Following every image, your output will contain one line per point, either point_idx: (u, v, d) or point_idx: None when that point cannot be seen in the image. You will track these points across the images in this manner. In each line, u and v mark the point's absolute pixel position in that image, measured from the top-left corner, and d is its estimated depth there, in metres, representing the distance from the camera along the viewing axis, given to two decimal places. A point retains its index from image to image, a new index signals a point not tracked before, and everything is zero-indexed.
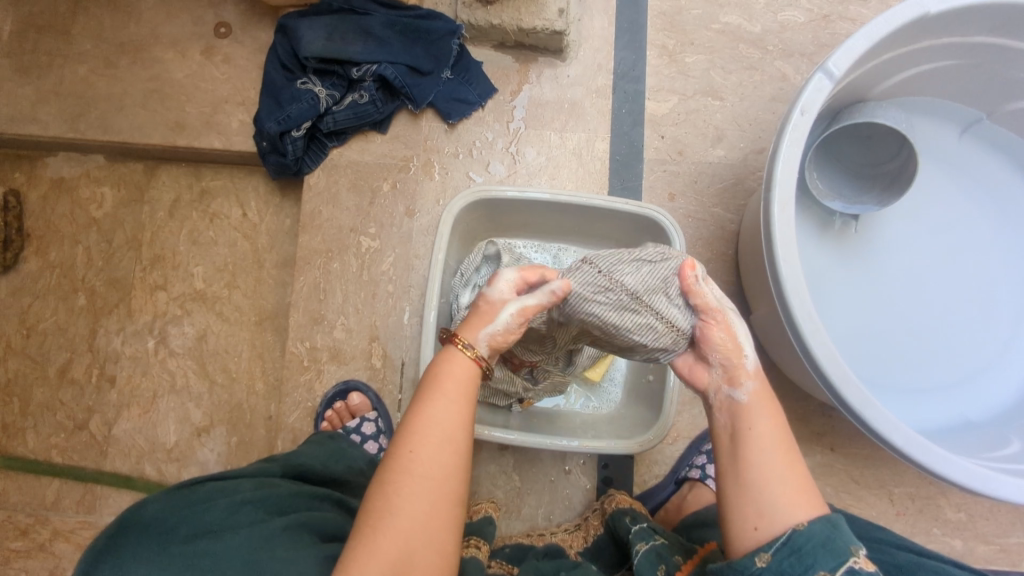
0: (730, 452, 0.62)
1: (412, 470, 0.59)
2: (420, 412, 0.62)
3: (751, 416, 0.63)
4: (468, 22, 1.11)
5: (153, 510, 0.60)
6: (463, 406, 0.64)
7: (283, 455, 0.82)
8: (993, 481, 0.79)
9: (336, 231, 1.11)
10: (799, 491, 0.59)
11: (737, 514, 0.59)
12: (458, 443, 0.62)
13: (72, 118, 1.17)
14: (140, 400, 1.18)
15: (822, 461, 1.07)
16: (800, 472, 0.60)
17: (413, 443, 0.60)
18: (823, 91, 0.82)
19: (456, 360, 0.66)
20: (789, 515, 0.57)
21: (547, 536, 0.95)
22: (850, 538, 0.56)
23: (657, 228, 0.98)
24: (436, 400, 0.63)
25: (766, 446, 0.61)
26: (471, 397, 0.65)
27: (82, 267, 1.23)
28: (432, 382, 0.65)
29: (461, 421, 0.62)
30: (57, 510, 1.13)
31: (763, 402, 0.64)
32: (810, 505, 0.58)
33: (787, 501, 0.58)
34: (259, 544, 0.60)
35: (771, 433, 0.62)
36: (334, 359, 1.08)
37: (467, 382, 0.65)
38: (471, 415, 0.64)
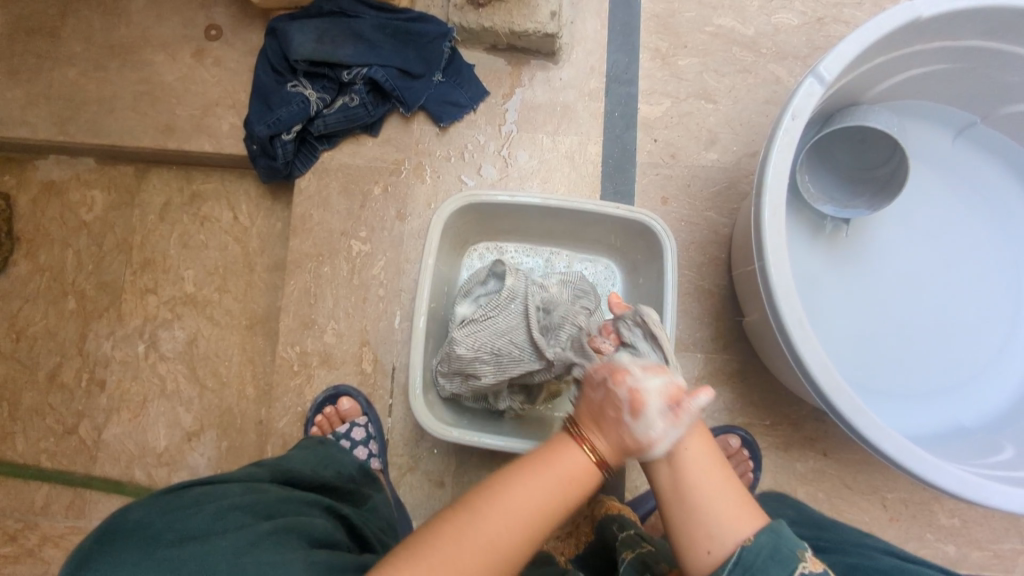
0: (670, 481, 0.61)
1: (488, 540, 0.56)
2: (518, 484, 0.59)
3: (679, 442, 0.62)
4: (459, 24, 1.10)
5: (137, 515, 0.59)
6: (563, 504, 0.60)
7: (272, 459, 0.81)
8: (984, 488, 0.78)
9: (326, 235, 1.11)
10: (738, 508, 0.59)
11: (687, 534, 0.59)
12: (532, 539, 0.58)
13: (61, 120, 1.16)
14: (130, 404, 1.17)
15: (815, 467, 1.06)
16: (734, 488, 0.60)
17: (498, 513, 0.57)
18: (814, 96, 0.81)
19: (578, 459, 0.61)
20: (735, 531, 0.58)
21: (540, 544, 0.95)
22: (796, 543, 0.57)
23: (648, 232, 0.98)
24: (536, 481, 0.59)
25: (702, 469, 0.61)
26: (569, 497, 0.60)
27: (72, 271, 1.22)
28: (546, 461, 0.61)
29: (557, 515, 0.59)
30: (46, 515, 1.12)
31: (695, 431, 0.63)
32: (751, 519, 0.59)
33: (729, 517, 0.58)
34: (246, 548, 0.59)
35: (701, 455, 0.62)
36: (324, 363, 1.08)
37: (577, 482, 0.61)
38: (563, 515, 0.60)
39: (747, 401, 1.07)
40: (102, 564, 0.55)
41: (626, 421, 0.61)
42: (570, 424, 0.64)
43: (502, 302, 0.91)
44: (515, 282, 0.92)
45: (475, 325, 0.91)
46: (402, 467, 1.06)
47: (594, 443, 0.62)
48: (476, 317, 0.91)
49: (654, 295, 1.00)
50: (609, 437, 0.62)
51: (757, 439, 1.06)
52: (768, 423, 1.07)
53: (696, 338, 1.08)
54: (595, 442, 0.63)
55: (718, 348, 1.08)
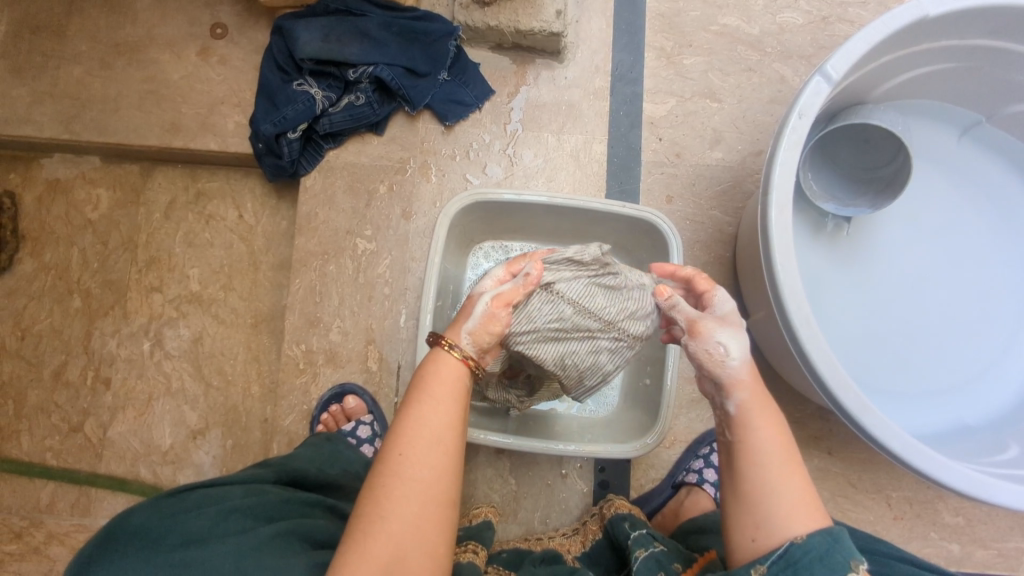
0: (729, 464, 0.61)
1: (400, 470, 0.57)
2: (406, 416, 0.60)
3: (748, 427, 0.61)
4: (465, 23, 1.10)
5: (140, 518, 0.60)
6: (450, 413, 0.60)
7: (277, 459, 0.82)
8: (990, 487, 0.78)
9: (332, 234, 1.11)
10: (797, 503, 0.57)
11: (737, 521, 0.58)
12: (448, 444, 0.59)
13: (67, 119, 1.16)
14: (136, 402, 1.17)
15: (819, 465, 1.07)
16: (801, 480, 0.58)
17: (411, 448, 0.58)
18: (821, 94, 0.81)
19: (445, 361, 0.64)
20: (789, 526, 0.56)
21: (545, 541, 0.96)
22: (851, 552, 0.55)
23: (653, 230, 0.98)
24: (422, 406, 0.60)
25: (767, 459, 0.59)
26: (460, 399, 0.62)
27: (77, 269, 1.22)
28: (420, 385, 0.62)
29: (450, 422, 0.60)
30: (52, 513, 1.12)
31: (761, 411, 0.62)
32: (810, 518, 0.56)
33: (785, 510, 0.56)
34: (249, 551, 0.59)
35: (769, 445, 0.60)
36: (329, 361, 1.08)
37: (458, 385, 0.63)
38: (462, 415, 0.61)
39: None
40: (105, 568, 0.56)
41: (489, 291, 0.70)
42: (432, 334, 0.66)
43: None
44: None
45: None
46: None
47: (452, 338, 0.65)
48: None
49: None
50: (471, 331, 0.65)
51: None
52: None
53: None
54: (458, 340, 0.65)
55: None
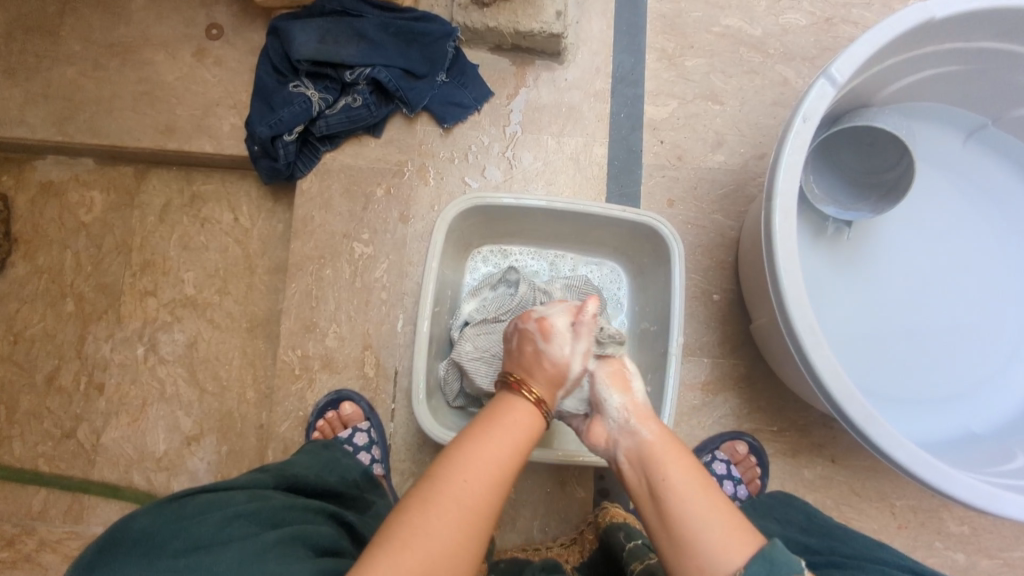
0: (653, 509, 0.61)
1: (456, 493, 0.54)
2: (468, 442, 0.59)
3: (663, 470, 0.62)
4: (463, 24, 1.09)
5: (143, 523, 0.58)
6: (510, 452, 0.60)
7: (278, 465, 0.80)
8: (999, 499, 0.77)
9: (329, 237, 1.09)
10: (727, 534, 0.55)
11: (678, 566, 0.57)
12: (502, 479, 0.57)
13: (60, 120, 1.15)
14: (129, 408, 1.16)
15: (823, 473, 1.05)
16: (727, 511, 0.57)
17: (469, 471, 0.56)
18: (826, 98, 0.80)
19: (522, 406, 0.65)
20: (728, 556, 0.54)
21: (543, 552, 0.94)
22: (791, 565, 0.51)
23: (655, 235, 0.96)
24: (489, 439, 0.59)
25: (688, 498, 0.59)
26: (523, 440, 0.62)
27: (71, 272, 1.21)
28: (489, 416, 0.63)
29: (510, 462, 0.59)
30: (44, 520, 1.11)
31: (670, 450, 0.64)
32: (744, 544, 0.54)
33: (720, 545, 0.55)
34: (254, 556, 0.58)
35: (684, 478, 0.61)
36: (326, 367, 1.06)
37: (522, 422, 0.63)
38: (518, 455, 0.60)
39: (754, 407, 1.06)
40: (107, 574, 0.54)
41: (537, 348, 0.72)
42: (500, 377, 0.69)
43: (515, 307, 0.94)
44: (526, 291, 0.95)
45: (489, 330, 0.93)
46: (405, 473, 1.05)
47: (530, 386, 0.67)
48: (493, 318, 0.94)
49: (660, 300, 0.99)
50: (540, 379, 0.69)
51: (764, 445, 1.05)
52: (776, 429, 1.06)
53: (702, 343, 1.07)
54: (531, 385, 0.67)
55: (725, 352, 1.07)
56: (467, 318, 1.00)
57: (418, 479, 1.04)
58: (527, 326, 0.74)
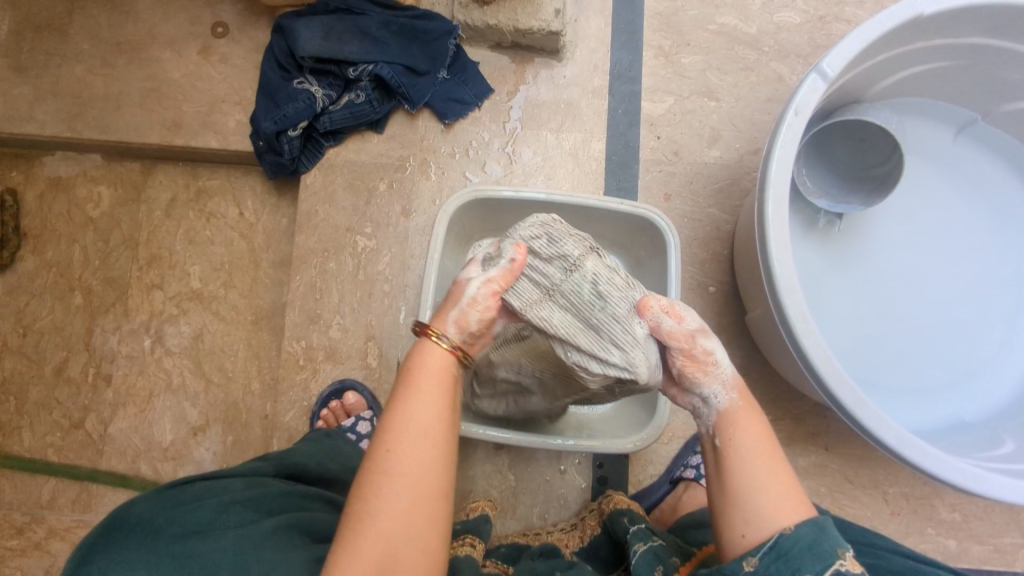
0: (716, 463, 0.63)
1: (389, 468, 0.58)
2: (405, 403, 0.61)
3: (731, 428, 0.64)
4: (464, 22, 1.11)
5: (140, 511, 0.61)
6: (430, 406, 0.61)
7: (279, 454, 0.83)
8: (986, 480, 0.79)
9: (332, 231, 1.11)
10: (783, 496, 0.59)
11: (727, 515, 0.61)
12: (436, 438, 0.60)
13: (69, 116, 1.17)
14: (136, 399, 1.18)
15: (817, 461, 1.07)
16: (786, 476, 0.60)
17: (400, 446, 0.58)
18: (817, 92, 0.82)
19: (431, 350, 0.64)
20: (779, 517, 0.58)
21: (543, 536, 0.97)
22: (837, 541, 0.56)
23: (651, 227, 0.98)
24: (414, 396, 0.61)
25: (753, 460, 0.61)
26: (448, 388, 0.63)
27: (78, 267, 1.23)
28: (405, 375, 0.63)
29: (435, 417, 0.60)
30: (53, 509, 1.13)
31: (744, 411, 0.65)
32: (796, 510, 0.59)
33: (773, 503, 0.59)
34: (249, 544, 0.61)
35: (752, 444, 0.63)
36: (329, 358, 1.08)
37: (442, 374, 0.63)
38: (452, 405, 0.62)
39: (749, 397, 1.08)
40: (105, 558, 0.57)
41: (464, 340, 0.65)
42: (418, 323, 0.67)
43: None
44: None
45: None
46: None
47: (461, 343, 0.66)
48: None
49: (657, 292, 1.01)
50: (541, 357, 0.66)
51: None
52: (771, 418, 1.08)
53: None
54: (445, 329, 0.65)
55: (721, 343, 1.09)
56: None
57: None
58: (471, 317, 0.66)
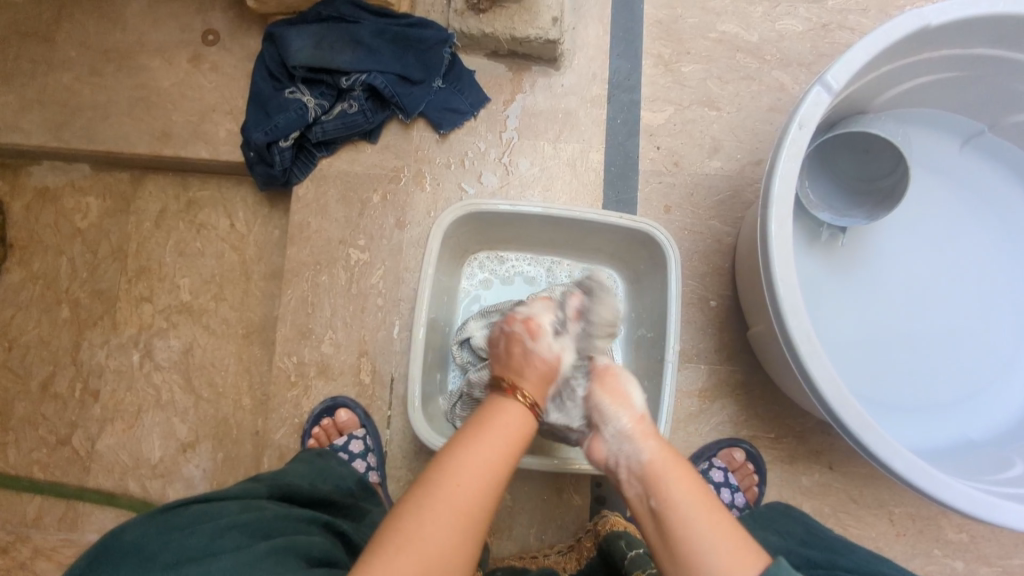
0: (657, 528, 0.60)
1: (448, 498, 0.55)
2: (460, 446, 0.59)
3: (663, 485, 0.62)
4: (460, 30, 1.08)
5: (132, 536, 0.59)
6: (506, 451, 0.60)
7: (270, 474, 0.80)
8: (996, 508, 0.76)
9: (324, 244, 1.09)
10: (732, 551, 0.55)
11: None
12: (495, 483, 0.58)
13: (56, 126, 1.14)
14: (125, 415, 1.15)
15: (820, 480, 1.04)
16: (731, 526, 0.58)
17: (450, 482, 0.56)
18: (822, 105, 0.80)
19: (511, 410, 0.64)
20: (731, 574, 0.54)
21: (541, 559, 0.94)
22: None
23: (650, 241, 0.96)
24: (477, 441, 0.59)
25: (691, 517, 0.58)
26: (516, 444, 0.62)
27: (66, 279, 1.20)
28: (488, 419, 0.63)
29: (505, 461, 0.59)
30: (38, 528, 1.10)
31: (670, 466, 0.63)
32: (748, 561, 0.55)
33: (724, 565, 0.55)
34: (243, 568, 0.58)
35: (687, 497, 0.60)
36: (321, 374, 1.06)
37: (518, 431, 0.63)
38: (514, 455, 0.61)
39: (751, 414, 1.06)
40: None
41: (528, 345, 0.72)
42: (496, 380, 0.68)
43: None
44: None
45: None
46: (400, 480, 1.04)
47: (523, 390, 0.66)
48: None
49: (656, 308, 0.99)
50: (530, 377, 0.68)
51: (762, 452, 1.04)
52: (773, 436, 1.05)
53: (699, 349, 1.07)
54: (522, 386, 0.67)
55: (722, 359, 1.07)
56: (470, 339, 0.96)
57: (414, 486, 1.04)
58: (513, 328, 0.74)
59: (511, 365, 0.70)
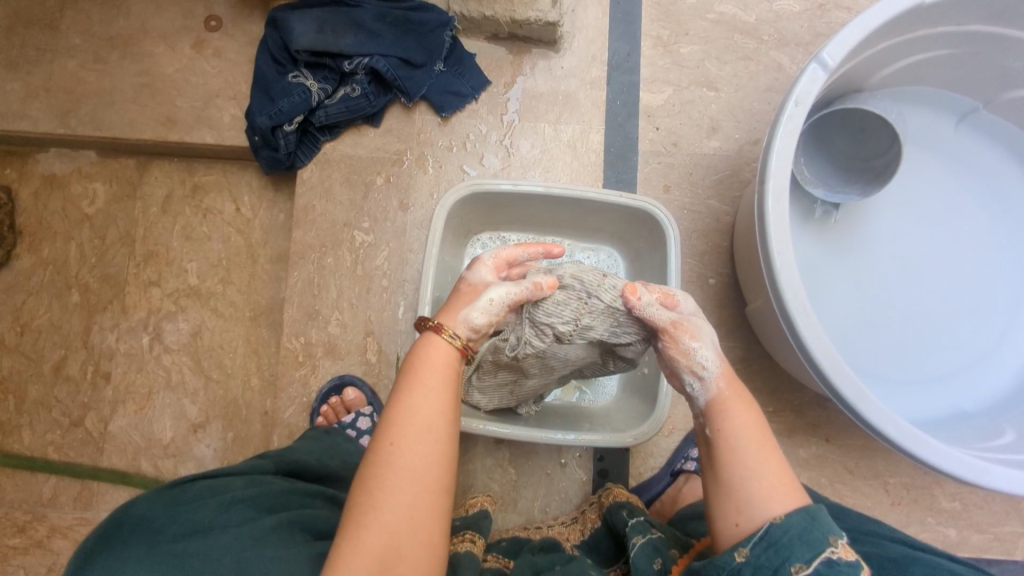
0: (710, 455, 0.64)
1: (398, 461, 0.58)
2: (403, 400, 0.62)
3: (725, 415, 0.65)
4: (460, 13, 1.09)
5: (142, 510, 0.60)
6: (444, 389, 0.63)
7: (277, 451, 0.82)
8: (988, 472, 0.78)
9: (330, 226, 1.11)
10: (778, 483, 0.60)
11: (722, 507, 0.61)
12: (437, 432, 0.61)
13: (62, 113, 1.16)
14: (136, 396, 1.18)
15: (817, 452, 1.07)
16: (778, 464, 0.61)
17: (400, 442, 0.59)
18: (818, 81, 0.81)
19: (437, 344, 0.66)
20: (770, 507, 0.59)
21: (544, 530, 0.96)
22: (830, 528, 0.57)
23: (650, 219, 0.98)
24: (418, 388, 0.62)
25: (746, 444, 0.63)
26: (449, 383, 0.64)
27: (75, 263, 1.22)
28: (409, 370, 0.64)
29: (440, 402, 0.62)
30: (54, 507, 1.13)
31: (737, 398, 0.66)
32: (788, 499, 0.59)
33: (766, 492, 0.59)
34: (252, 541, 0.61)
35: (747, 430, 0.64)
36: (329, 354, 1.08)
37: (446, 370, 0.65)
38: (451, 400, 0.63)
39: (750, 388, 1.08)
40: (109, 557, 0.56)
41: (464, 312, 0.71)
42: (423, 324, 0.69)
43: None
44: None
45: None
46: None
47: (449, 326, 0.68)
48: None
49: (657, 284, 1.01)
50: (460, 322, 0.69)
51: None
52: (771, 410, 1.08)
53: None
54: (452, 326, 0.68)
55: (720, 335, 1.09)
56: None
57: None
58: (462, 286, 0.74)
59: (456, 306, 0.71)
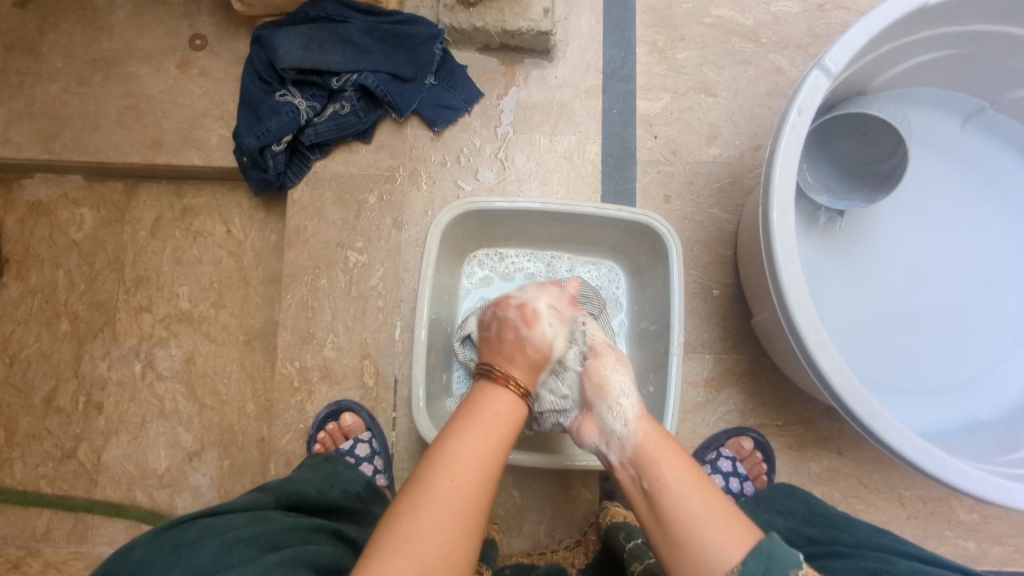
0: (652, 510, 0.63)
1: (440, 491, 0.57)
2: (445, 443, 0.62)
3: (656, 468, 0.65)
4: (450, 25, 1.06)
5: (139, 555, 0.59)
6: (501, 439, 0.64)
7: (278, 483, 0.79)
8: (1008, 491, 0.75)
9: (322, 247, 1.08)
10: (725, 527, 0.58)
11: (677, 564, 0.59)
12: (479, 478, 0.59)
13: (46, 138, 1.13)
14: (129, 426, 1.15)
15: (830, 466, 1.04)
16: (719, 506, 0.60)
17: (442, 470, 0.59)
18: (821, 89, 0.78)
19: (502, 397, 0.68)
20: (725, 554, 0.56)
21: (549, 555, 0.94)
22: (788, 560, 0.54)
23: (651, 233, 0.95)
24: (468, 431, 0.63)
25: (685, 495, 0.62)
26: (506, 433, 0.65)
27: (64, 291, 1.20)
28: (468, 415, 0.65)
29: (494, 451, 0.62)
30: (48, 541, 1.10)
31: (663, 449, 0.67)
32: (741, 540, 0.57)
33: (717, 539, 0.57)
34: None
35: (680, 479, 0.63)
36: (325, 378, 1.05)
37: (505, 420, 0.66)
38: (498, 455, 0.63)
39: (758, 402, 1.05)
40: None
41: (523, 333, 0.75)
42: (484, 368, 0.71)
43: None
44: None
45: None
46: (408, 481, 1.04)
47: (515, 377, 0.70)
48: None
49: (659, 299, 0.98)
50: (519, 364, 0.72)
51: (770, 440, 1.04)
52: (781, 424, 1.05)
53: (703, 340, 1.06)
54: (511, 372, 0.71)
55: (726, 348, 1.06)
56: (472, 336, 0.93)
57: None
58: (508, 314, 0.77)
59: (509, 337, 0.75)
